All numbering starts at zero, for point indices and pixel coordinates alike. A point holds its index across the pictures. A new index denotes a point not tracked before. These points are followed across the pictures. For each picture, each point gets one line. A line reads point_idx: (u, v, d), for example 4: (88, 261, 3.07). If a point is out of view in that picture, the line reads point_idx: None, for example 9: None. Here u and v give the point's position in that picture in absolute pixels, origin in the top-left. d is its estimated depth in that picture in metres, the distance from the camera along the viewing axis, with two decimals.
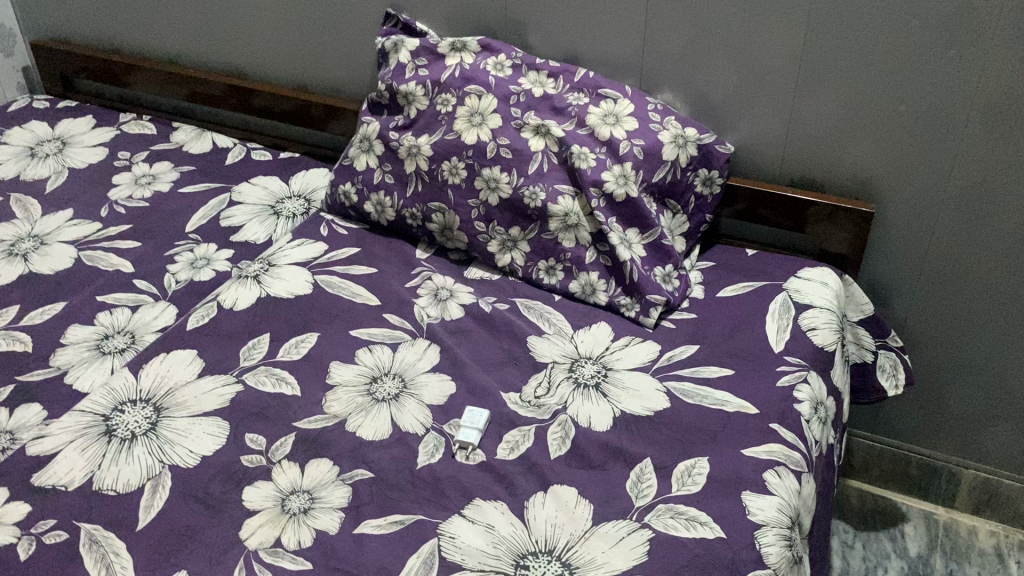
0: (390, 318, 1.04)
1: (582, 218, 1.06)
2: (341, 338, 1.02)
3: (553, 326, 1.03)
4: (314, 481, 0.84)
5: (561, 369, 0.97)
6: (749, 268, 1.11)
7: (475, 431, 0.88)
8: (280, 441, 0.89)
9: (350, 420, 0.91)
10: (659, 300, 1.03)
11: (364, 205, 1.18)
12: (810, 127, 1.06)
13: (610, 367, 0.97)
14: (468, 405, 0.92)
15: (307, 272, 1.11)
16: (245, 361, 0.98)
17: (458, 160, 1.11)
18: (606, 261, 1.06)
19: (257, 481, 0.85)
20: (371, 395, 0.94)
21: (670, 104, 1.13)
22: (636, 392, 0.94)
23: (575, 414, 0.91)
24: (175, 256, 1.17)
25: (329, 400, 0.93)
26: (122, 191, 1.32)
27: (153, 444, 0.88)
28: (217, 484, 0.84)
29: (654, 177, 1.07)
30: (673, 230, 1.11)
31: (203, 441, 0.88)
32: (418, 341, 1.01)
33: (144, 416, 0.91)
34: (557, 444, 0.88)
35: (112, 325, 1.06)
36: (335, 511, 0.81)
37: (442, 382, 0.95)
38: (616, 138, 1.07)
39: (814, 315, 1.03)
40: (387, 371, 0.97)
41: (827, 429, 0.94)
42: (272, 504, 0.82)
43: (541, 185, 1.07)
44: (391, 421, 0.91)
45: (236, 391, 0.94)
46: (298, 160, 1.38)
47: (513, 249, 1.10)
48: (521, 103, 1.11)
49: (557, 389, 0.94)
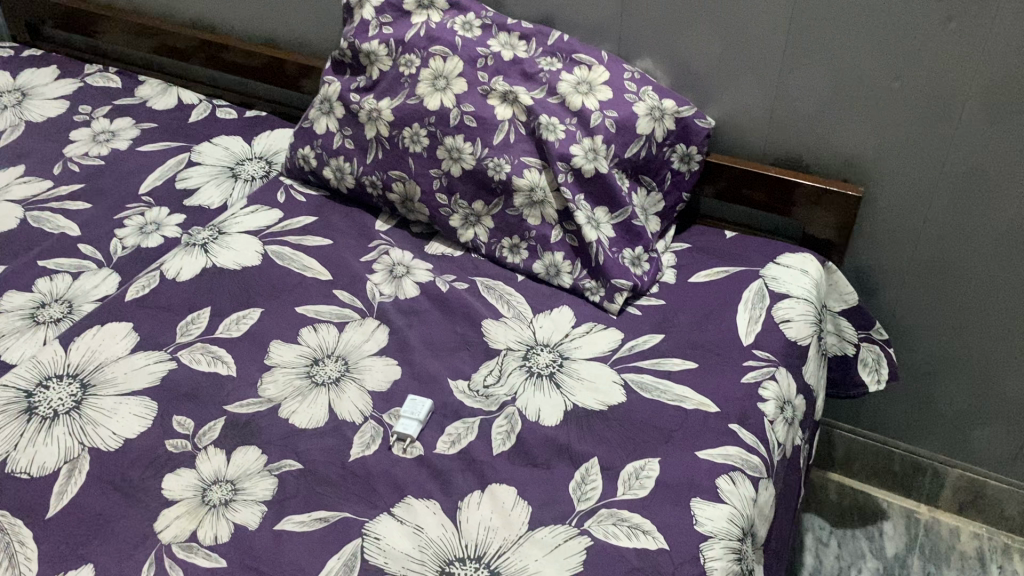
0: (340, 295, 0.99)
1: (548, 194, 0.99)
2: (286, 316, 0.96)
3: (511, 309, 0.97)
4: (239, 471, 0.80)
5: (514, 356, 0.91)
6: (727, 253, 1.04)
7: (414, 423, 0.83)
8: (209, 425, 0.84)
9: (284, 405, 0.86)
10: (625, 284, 0.97)
11: (324, 171, 1.12)
12: (796, 102, 0.98)
13: (567, 355, 0.91)
14: (411, 393, 0.87)
15: (257, 242, 1.06)
16: (182, 337, 0.93)
17: (419, 126, 1.04)
18: (572, 241, 1.00)
19: (179, 469, 0.80)
20: (311, 379, 0.89)
21: (650, 73, 1.06)
22: (591, 384, 0.88)
23: (524, 406, 0.85)
24: (124, 219, 1.12)
25: (265, 382, 0.88)
26: (78, 148, 1.26)
27: (74, 424, 0.83)
28: (136, 470, 0.79)
29: (627, 152, 1.00)
30: (647, 209, 1.04)
31: (127, 422, 0.84)
32: (367, 321, 0.96)
33: (69, 394, 0.86)
34: (500, 440, 0.82)
35: (50, 292, 1.01)
36: (257, 505, 0.77)
37: (387, 367, 0.90)
38: (588, 109, 1.00)
39: (790, 307, 0.96)
40: (331, 353, 0.92)
41: (793, 431, 0.88)
42: (192, 494, 0.78)
43: (506, 158, 1.00)
44: (328, 407, 0.86)
45: (168, 370, 0.89)
46: (265, 119, 1.32)
47: (476, 225, 1.04)
48: (488, 67, 1.03)
49: (508, 379, 0.88)
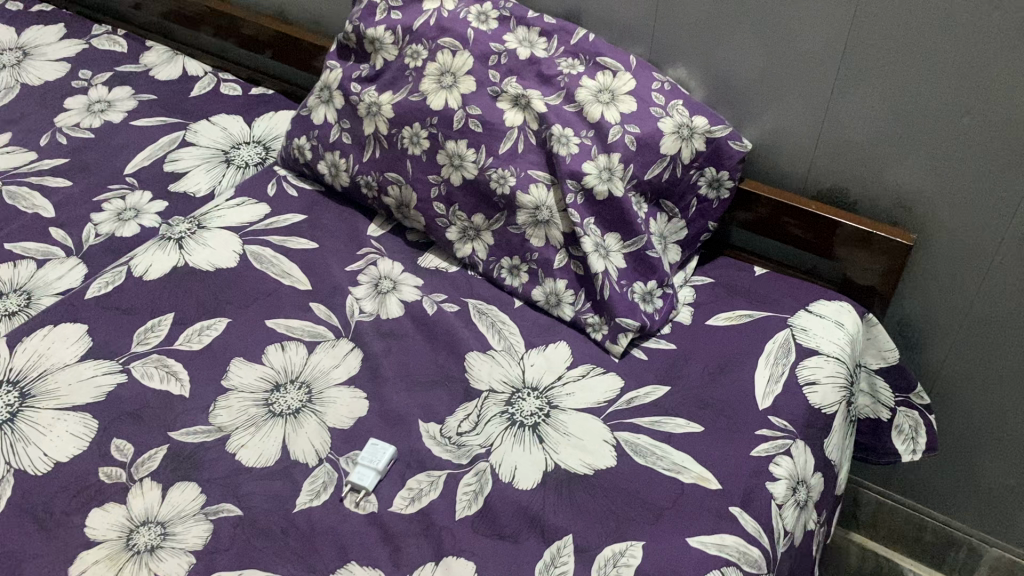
0: (317, 309, 0.90)
1: (555, 215, 0.89)
2: (254, 330, 0.87)
3: (503, 341, 0.86)
4: (173, 512, 0.72)
5: (496, 400, 0.80)
6: (753, 293, 0.92)
7: (372, 473, 0.74)
8: (149, 453, 0.76)
9: (234, 438, 0.77)
10: (632, 324, 0.85)
11: (318, 165, 1.02)
12: (846, 130, 0.85)
13: (556, 403, 0.81)
14: (374, 436, 0.77)
15: (237, 240, 0.97)
16: (138, 346, 0.85)
17: (420, 127, 0.93)
18: (577, 269, 0.89)
19: (107, 503, 0.72)
20: (269, 408, 0.80)
21: (683, 83, 0.93)
22: (578, 442, 0.77)
23: (498, 462, 0.75)
24: (103, 202, 1.04)
25: (217, 407, 0.80)
26: (70, 117, 1.18)
27: (5, 441, 0.76)
28: (60, 502, 0.72)
29: (648, 173, 0.89)
30: (667, 236, 0.92)
31: (62, 443, 0.76)
32: (341, 343, 0.86)
33: (5, 404, 0.78)
34: (466, 502, 0.73)
35: (10, 280, 0.93)
36: (185, 556, 0.69)
37: (355, 401, 0.81)
38: (608, 121, 0.88)
39: (818, 366, 0.84)
40: (295, 378, 0.83)
41: (805, 515, 0.77)
42: (116, 535, 0.70)
43: (512, 169, 0.90)
44: (281, 444, 0.77)
45: (115, 384, 0.81)
46: (270, 98, 1.22)
47: (475, 240, 0.93)
48: (501, 66, 0.92)
49: (485, 427, 0.78)
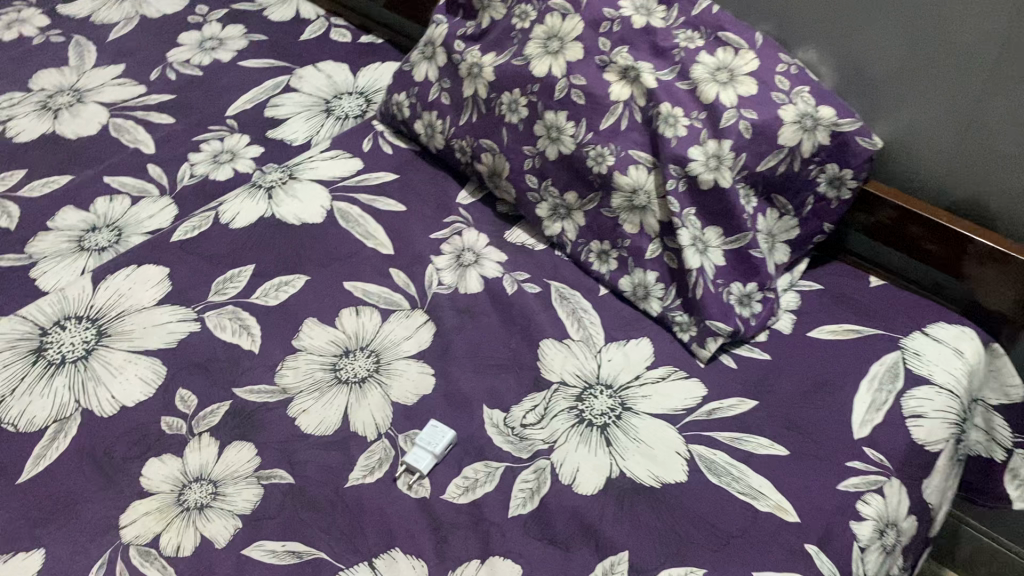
0: (395, 276, 0.87)
1: (653, 201, 0.83)
2: (330, 291, 0.85)
3: (581, 331, 0.82)
4: (226, 471, 0.71)
5: (565, 395, 0.76)
6: (864, 306, 0.84)
7: (428, 456, 0.71)
8: (211, 408, 0.75)
9: (294, 403, 0.76)
10: (723, 328, 0.79)
11: (415, 124, 0.99)
12: (993, 138, 0.75)
13: (630, 405, 0.76)
14: (435, 418, 0.74)
15: (326, 195, 0.95)
16: (215, 296, 0.84)
17: (520, 94, 0.88)
18: (669, 261, 0.83)
19: (165, 454, 0.72)
20: (335, 374, 0.78)
21: (813, 68, 0.84)
22: (648, 450, 0.72)
23: (560, 461, 0.71)
24: (202, 144, 1.04)
25: (284, 367, 0.79)
26: (182, 53, 1.18)
27: (77, 378, 0.76)
28: (121, 447, 0.72)
29: (761, 165, 0.81)
30: (775, 234, 0.85)
31: (130, 387, 0.76)
32: (415, 313, 0.83)
33: (83, 340, 0.79)
34: (520, 501, 0.69)
35: (104, 215, 0.94)
36: (232, 518, 0.68)
37: (421, 378, 0.78)
38: (722, 104, 0.80)
39: (927, 397, 0.76)
40: (365, 346, 0.81)
41: (891, 560, 0.70)
42: (169, 488, 0.69)
43: (613, 147, 0.84)
44: (342, 413, 0.75)
45: (188, 333, 0.81)
46: (378, 48, 1.19)
47: (566, 220, 0.89)
48: (612, 34, 0.85)
49: (552, 421, 0.74)
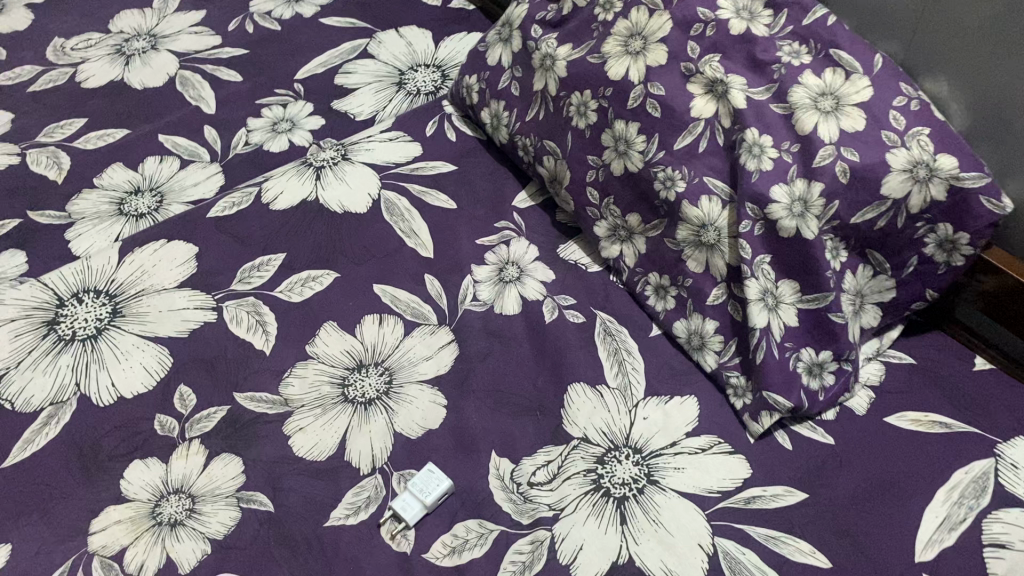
0: (428, 284, 0.79)
1: (723, 240, 0.71)
2: (355, 292, 0.78)
3: (619, 378, 0.72)
4: (208, 486, 0.66)
5: (585, 455, 0.67)
6: (962, 394, 0.71)
7: (416, 506, 0.64)
8: (208, 412, 0.71)
9: (292, 418, 0.70)
10: (782, 403, 0.68)
11: (482, 112, 0.90)
12: None
13: (657, 478, 0.66)
14: (434, 462, 0.67)
15: (375, 182, 0.87)
16: (238, 284, 0.79)
17: (591, 96, 0.77)
18: (733, 312, 0.71)
19: (150, 458, 0.68)
20: (342, 391, 0.71)
21: (940, 103, 0.70)
22: (666, 537, 0.63)
23: (562, 535, 0.63)
24: (263, 108, 0.98)
25: (291, 375, 0.73)
26: (265, 4, 1.12)
27: (82, 358, 0.73)
28: (109, 443, 0.69)
29: (856, 216, 0.66)
30: (865, 294, 0.70)
31: (131, 375, 0.73)
32: (441, 330, 0.76)
33: (96, 318, 0.76)
34: (508, 575, 0.62)
35: (151, 178, 0.91)
36: (201, 542, 0.63)
37: (432, 409, 0.70)
38: (820, 137, 0.66)
39: (1015, 524, 0.62)
40: (379, 362, 0.73)
41: None
42: (146, 497, 0.66)
43: (685, 171, 0.72)
44: (340, 438, 0.69)
45: (202, 323, 0.76)
46: (467, 17, 1.10)
47: (627, 243, 0.78)
48: (704, 39, 0.72)
49: (563, 484, 0.66)
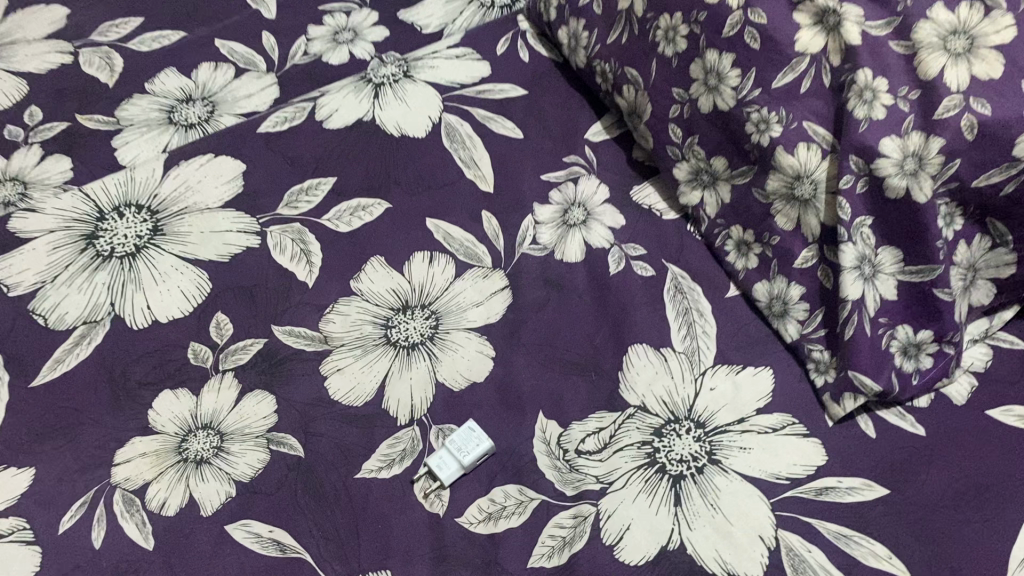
0: (485, 222, 0.72)
1: (818, 196, 0.62)
2: (407, 226, 0.72)
3: (687, 342, 0.65)
4: (238, 424, 0.63)
5: (641, 426, 0.61)
6: None
7: (453, 465, 0.59)
8: (243, 344, 0.67)
9: (330, 357, 0.66)
10: (869, 387, 0.60)
11: (559, 31, 0.81)
12: None
13: (718, 458, 0.60)
14: (476, 420, 0.62)
15: (437, 103, 0.79)
16: (285, 208, 0.74)
17: (681, 19, 0.67)
18: (822, 279, 0.63)
19: (181, 389, 0.65)
20: (384, 332, 0.67)
21: None
22: (723, 525, 0.57)
23: (608, 513, 0.58)
24: (326, 16, 0.91)
25: (332, 311, 0.68)
26: None
27: (118, 278, 0.70)
28: (139, 369, 0.66)
29: (978, 179, 0.56)
30: (980, 267, 0.60)
31: (168, 299, 0.69)
32: (495, 274, 0.70)
33: (136, 235, 0.72)
34: (546, 550, 0.57)
35: (203, 85, 0.85)
36: (226, 484, 0.60)
37: (478, 360, 0.65)
38: (946, 85, 0.55)
39: None
40: (426, 304, 0.68)
41: None
42: (174, 430, 0.63)
43: (783, 114, 0.62)
44: (378, 383, 0.64)
45: (243, 249, 0.71)
46: None
47: (709, 191, 0.70)
48: None
49: (615, 456, 0.60)
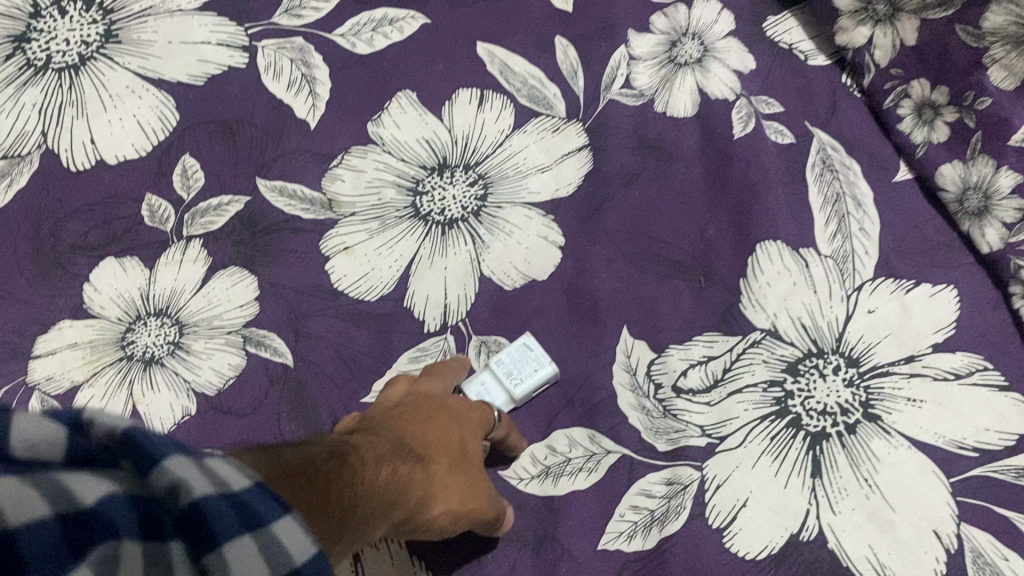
0: (558, 54, 0.52)
1: None
2: (449, 51, 0.52)
3: (838, 244, 0.46)
4: (204, 313, 0.46)
5: (766, 361, 0.44)
6: None
7: (500, 397, 0.43)
8: (219, 202, 0.49)
9: (337, 231, 0.48)
10: None
11: None
12: None
13: (876, 413, 0.42)
14: (530, 335, 0.45)
15: None
16: (282, 17, 0.52)
17: None
18: None
19: (129, 257, 0.47)
20: (411, 200, 0.49)
21: None
22: (881, 511, 0.40)
23: (717, 483, 0.42)
24: None
25: (340, 169, 0.49)
26: None
27: (55, 99, 0.51)
28: (76, 228, 0.48)
29: None
30: None
31: (119, 133, 0.50)
32: (569, 129, 0.50)
33: (81, 40, 0.52)
34: (627, 528, 0.41)
35: None
36: (182, 397, 0.44)
37: (540, 249, 0.47)
38: None
39: None
40: (470, 164, 0.49)
41: None
42: (116, 316, 0.46)
43: None
44: (402, 273, 0.47)
45: (224, 70, 0.52)
46: None
47: (883, 27, 0.46)
48: None
49: (727, 402, 0.43)
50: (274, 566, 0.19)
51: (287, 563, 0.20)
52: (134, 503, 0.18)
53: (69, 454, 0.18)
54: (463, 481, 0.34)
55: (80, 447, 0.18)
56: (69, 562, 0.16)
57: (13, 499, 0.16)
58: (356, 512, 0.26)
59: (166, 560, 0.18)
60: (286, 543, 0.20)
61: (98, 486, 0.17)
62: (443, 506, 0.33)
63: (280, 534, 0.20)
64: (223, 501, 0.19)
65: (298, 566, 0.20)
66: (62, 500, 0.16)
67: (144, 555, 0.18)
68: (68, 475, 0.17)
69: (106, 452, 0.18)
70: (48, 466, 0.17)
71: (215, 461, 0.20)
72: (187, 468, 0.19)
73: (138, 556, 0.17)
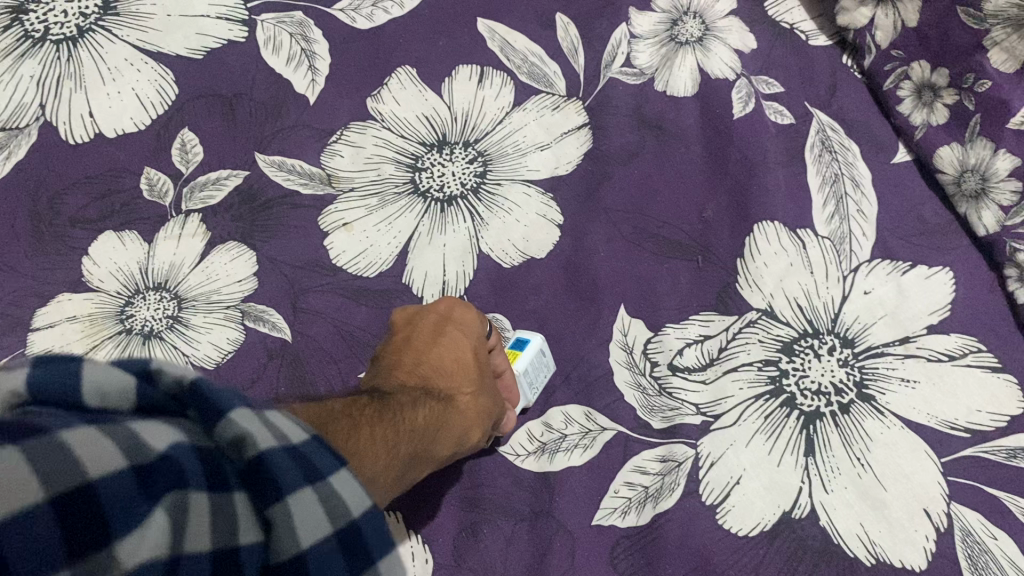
0: (559, 31, 0.52)
1: None
2: (449, 27, 0.52)
3: (835, 226, 0.46)
4: (202, 287, 0.46)
5: (762, 340, 0.44)
6: None
7: None
8: (218, 176, 0.49)
9: (336, 208, 0.48)
10: None
11: None
12: None
13: (869, 394, 0.43)
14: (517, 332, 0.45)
15: None
16: None
17: None
18: None
19: (128, 231, 0.47)
20: (411, 176, 0.49)
21: None
22: (873, 489, 0.41)
23: (711, 461, 0.42)
24: None
25: (339, 144, 0.49)
26: None
27: (53, 70, 0.51)
28: (74, 201, 0.48)
29: None
30: None
31: (117, 106, 0.50)
32: (569, 107, 0.50)
33: (79, 11, 0.52)
34: (621, 504, 0.41)
35: None
36: (179, 370, 0.45)
37: (538, 227, 0.47)
38: None
39: None
40: (470, 141, 0.49)
41: None
42: (114, 289, 0.46)
43: None
44: (400, 250, 0.47)
45: (222, 43, 0.52)
46: None
47: (885, 8, 0.46)
48: None
49: (723, 380, 0.43)
50: (336, 517, 0.22)
51: (347, 514, 0.22)
52: (203, 453, 0.21)
53: (140, 405, 0.21)
54: (489, 399, 0.39)
55: (151, 396, 0.21)
56: (144, 507, 0.19)
57: (88, 448, 0.19)
58: (407, 445, 0.31)
59: (234, 506, 0.20)
60: (347, 498, 0.22)
61: (167, 434, 0.20)
62: (478, 434, 0.37)
63: (341, 487, 0.22)
64: (280, 451, 0.22)
65: (359, 516, 0.22)
66: (135, 453, 0.19)
67: (211, 503, 0.20)
68: (141, 423, 0.20)
69: (175, 401, 0.22)
70: (121, 414, 0.21)
71: (276, 417, 0.23)
72: (249, 421, 0.21)
73: (205, 504, 0.20)
